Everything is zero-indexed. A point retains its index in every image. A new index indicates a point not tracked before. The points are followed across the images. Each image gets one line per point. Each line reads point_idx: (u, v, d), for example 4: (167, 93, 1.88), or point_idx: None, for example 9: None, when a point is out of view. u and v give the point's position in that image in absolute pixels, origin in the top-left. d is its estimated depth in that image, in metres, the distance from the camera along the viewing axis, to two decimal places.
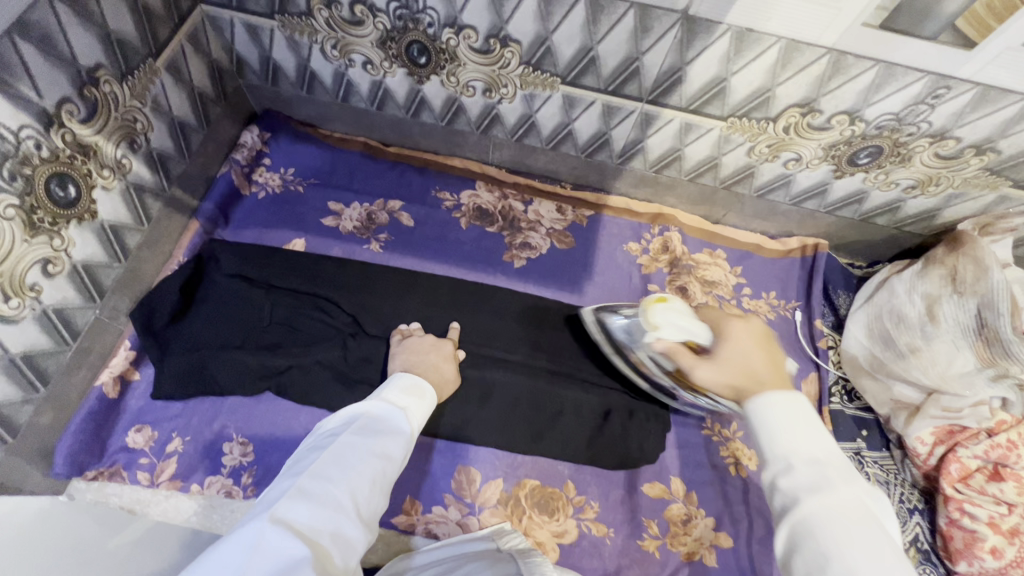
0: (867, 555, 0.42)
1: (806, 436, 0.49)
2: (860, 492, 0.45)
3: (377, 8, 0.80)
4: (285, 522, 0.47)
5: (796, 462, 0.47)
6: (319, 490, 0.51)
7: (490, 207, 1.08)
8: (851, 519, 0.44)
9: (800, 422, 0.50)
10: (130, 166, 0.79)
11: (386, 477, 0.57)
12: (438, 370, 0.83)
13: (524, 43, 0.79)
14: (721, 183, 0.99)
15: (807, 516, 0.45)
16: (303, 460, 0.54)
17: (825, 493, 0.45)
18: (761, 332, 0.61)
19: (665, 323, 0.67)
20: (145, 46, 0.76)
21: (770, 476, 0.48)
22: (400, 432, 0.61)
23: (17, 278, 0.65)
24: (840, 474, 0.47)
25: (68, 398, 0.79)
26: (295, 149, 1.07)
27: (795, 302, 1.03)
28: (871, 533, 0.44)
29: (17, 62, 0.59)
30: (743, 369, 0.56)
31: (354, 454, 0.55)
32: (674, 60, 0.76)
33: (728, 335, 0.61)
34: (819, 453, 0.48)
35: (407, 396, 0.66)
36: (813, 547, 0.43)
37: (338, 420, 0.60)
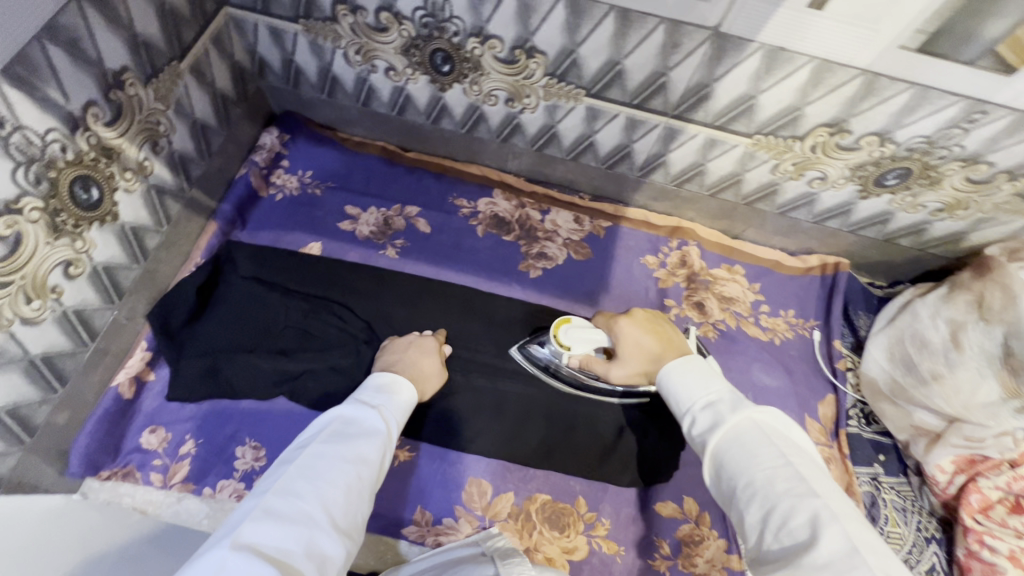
0: (756, 462, 0.52)
1: (699, 386, 0.63)
2: (745, 414, 0.56)
3: (403, 16, 0.79)
4: (250, 546, 0.47)
5: (696, 410, 0.61)
6: (286, 508, 0.51)
7: (507, 215, 1.07)
8: (741, 436, 0.55)
9: (690, 374, 0.65)
10: (152, 168, 0.79)
11: (362, 482, 0.57)
12: (416, 366, 0.82)
13: (550, 55, 0.78)
14: (742, 199, 0.98)
15: (713, 449, 0.56)
16: (270, 477, 0.54)
17: (720, 426, 0.57)
18: (642, 316, 0.78)
19: (573, 341, 0.83)
20: (170, 49, 0.76)
21: (688, 429, 0.62)
22: (373, 434, 0.62)
23: (39, 280, 0.65)
24: (729, 405, 0.59)
25: (85, 398, 0.80)
26: (314, 152, 1.07)
27: (814, 321, 1.02)
28: (762, 442, 0.53)
29: (46, 66, 0.59)
30: (636, 354, 0.76)
31: (323, 462, 0.56)
32: (702, 76, 0.75)
33: (620, 335, 0.78)
34: (714, 394, 0.61)
35: (380, 393, 0.70)
36: (723, 472, 0.55)
37: (310, 430, 0.61)
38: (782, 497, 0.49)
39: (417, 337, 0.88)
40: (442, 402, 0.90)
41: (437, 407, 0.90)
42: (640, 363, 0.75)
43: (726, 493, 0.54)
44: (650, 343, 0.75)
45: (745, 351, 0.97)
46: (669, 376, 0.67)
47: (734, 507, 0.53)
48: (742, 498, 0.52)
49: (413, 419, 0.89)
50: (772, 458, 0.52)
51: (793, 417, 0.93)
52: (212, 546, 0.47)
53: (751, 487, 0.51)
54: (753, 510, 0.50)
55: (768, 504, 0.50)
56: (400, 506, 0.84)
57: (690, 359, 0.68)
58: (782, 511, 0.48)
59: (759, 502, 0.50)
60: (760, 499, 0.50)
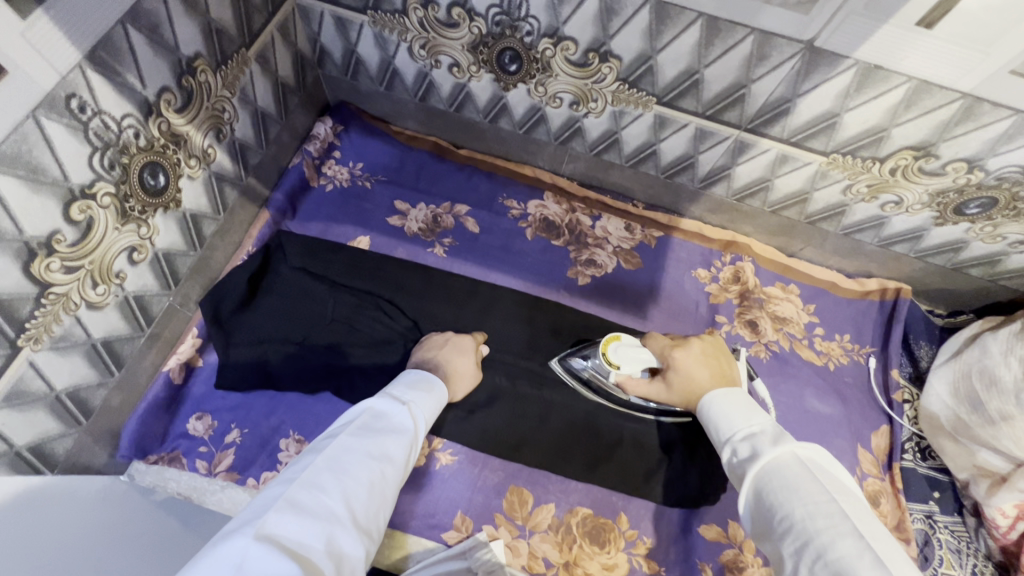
0: (799, 494, 0.47)
1: (741, 418, 0.60)
2: (786, 447, 0.52)
3: (476, 12, 0.77)
4: (273, 537, 0.44)
5: (736, 440, 0.58)
6: (310, 499, 0.49)
7: (557, 219, 1.05)
8: (780, 467, 0.51)
9: (733, 406, 0.63)
10: (214, 155, 0.78)
11: (384, 479, 0.55)
12: (452, 364, 0.82)
13: (625, 60, 0.76)
14: (805, 217, 0.95)
15: (750, 478, 0.53)
16: (296, 465, 0.52)
17: (759, 456, 0.53)
18: (700, 351, 0.74)
19: (623, 359, 0.77)
20: (240, 36, 0.75)
21: (727, 462, 0.59)
22: (399, 432, 0.61)
23: (106, 265, 0.64)
24: (770, 439, 0.55)
25: (137, 381, 0.80)
26: (365, 144, 1.06)
27: (870, 347, 0.98)
28: (804, 476, 0.49)
29: (127, 51, 0.58)
30: (683, 384, 0.72)
31: (350, 456, 0.54)
32: (785, 90, 0.72)
33: (674, 364, 0.74)
34: (756, 427, 0.58)
35: (412, 390, 0.68)
36: (760, 502, 0.50)
37: (339, 420, 0.59)
38: (820, 531, 0.44)
39: (454, 333, 0.88)
40: (487, 407, 0.89)
41: (481, 412, 0.89)
42: (685, 394, 0.72)
43: (762, 525, 0.50)
44: (702, 378, 0.71)
45: (798, 375, 0.94)
46: (711, 403, 0.65)
47: (770, 539, 0.49)
48: (778, 529, 0.47)
49: (457, 422, 0.88)
50: (814, 491, 0.47)
51: (846, 446, 0.90)
52: (231, 533, 0.44)
53: (788, 519, 0.47)
54: (789, 543, 0.46)
55: (805, 536, 0.45)
56: (439, 509, 0.83)
57: (733, 392, 0.65)
58: (819, 544, 0.43)
59: (796, 535, 0.45)
60: (797, 531, 0.46)
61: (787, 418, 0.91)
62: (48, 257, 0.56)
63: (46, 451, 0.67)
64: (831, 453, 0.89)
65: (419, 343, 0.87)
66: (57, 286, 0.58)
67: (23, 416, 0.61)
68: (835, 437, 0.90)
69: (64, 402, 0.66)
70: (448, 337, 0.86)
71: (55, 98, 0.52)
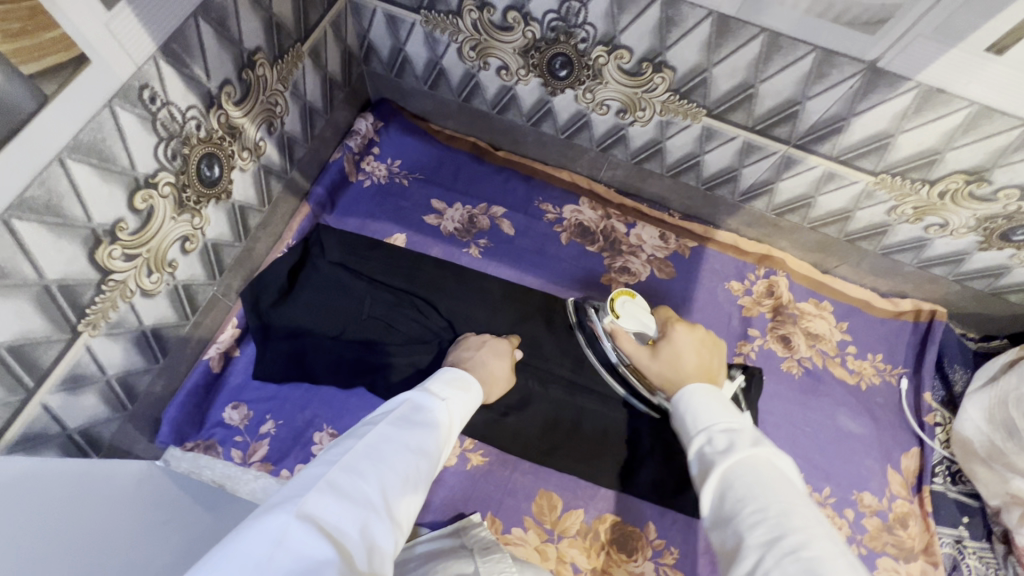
0: (777, 494, 0.49)
1: (718, 413, 0.60)
2: (764, 449, 0.54)
3: (532, 17, 0.76)
4: (314, 518, 0.44)
5: (712, 430, 0.58)
6: (350, 484, 0.48)
7: (592, 225, 1.05)
8: (756, 465, 0.52)
9: (712, 401, 0.62)
10: (264, 148, 0.79)
11: (420, 474, 0.54)
12: (486, 367, 0.81)
13: (679, 71, 0.75)
14: (845, 235, 0.95)
15: (722, 469, 0.53)
16: (337, 449, 0.52)
17: (735, 451, 0.54)
18: (699, 337, 0.75)
19: (626, 313, 0.80)
20: (297, 31, 0.75)
21: (695, 450, 0.58)
22: (438, 428, 0.60)
23: (161, 254, 0.65)
24: (749, 438, 0.56)
25: (178, 367, 0.80)
26: (404, 141, 1.07)
27: (902, 368, 0.98)
28: (780, 480, 0.51)
29: (196, 43, 0.58)
30: (670, 362, 0.73)
31: (388, 445, 0.53)
32: (841, 109, 0.72)
33: (672, 339, 0.74)
34: (733, 422, 0.59)
35: (450, 387, 0.67)
36: (728, 494, 0.51)
37: (379, 410, 0.59)
38: (796, 531, 0.46)
39: (490, 336, 0.88)
40: (520, 410, 0.90)
41: (514, 415, 0.89)
42: (667, 371, 0.72)
43: (725, 515, 0.51)
44: (690, 360, 0.71)
45: (830, 393, 0.94)
46: (689, 395, 0.63)
47: (731, 529, 0.49)
48: (745, 522, 0.48)
49: (488, 424, 0.88)
50: (790, 496, 0.49)
51: (877, 467, 0.90)
52: (275, 509, 0.43)
53: (760, 515, 0.48)
54: (757, 534, 0.47)
55: (777, 532, 0.46)
56: (470, 508, 0.83)
57: (713, 389, 0.65)
58: (791, 544, 0.45)
59: (768, 527, 0.47)
60: (770, 526, 0.47)
61: (817, 435, 0.91)
62: (111, 244, 0.57)
63: (93, 435, 0.67)
64: (861, 472, 0.89)
65: (456, 343, 0.87)
66: (117, 273, 0.59)
67: (79, 401, 0.62)
68: (865, 457, 0.90)
69: (114, 388, 0.67)
70: (485, 338, 0.86)
71: (130, 88, 0.52)
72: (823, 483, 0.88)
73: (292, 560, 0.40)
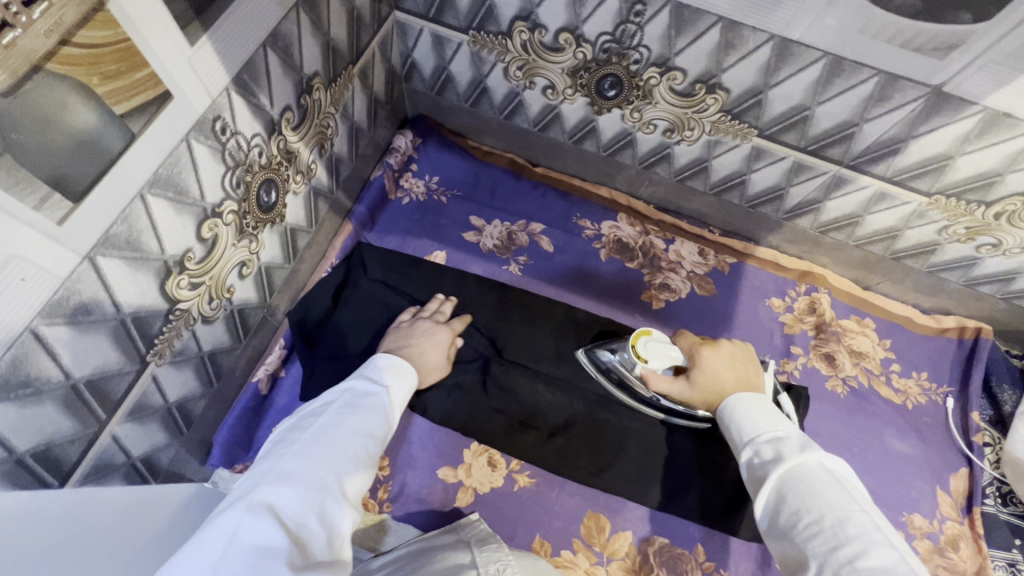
0: (830, 502, 0.50)
1: (766, 422, 0.61)
2: (813, 454, 0.54)
3: (585, 39, 0.76)
4: (265, 510, 0.46)
5: (759, 442, 0.59)
6: (297, 473, 0.51)
7: (631, 242, 1.04)
8: (807, 473, 0.53)
9: (757, 410, 0.63)
10: (315, 171, 0.78)
11: (369, 456, 0.58)
12: (423, 357, 0.82)
13: (733, 93, 0.75)
14: (891, 253, 0.94)
15: (775, 481, 0.55)
16: (283, 443, 0.55)
17: (784, 461, 0.55)
18: (728, 353, 0.75)
19: (652, 355, 0.77)
20: (350, 54, 0.75)
21: (746, 464, 0.60)
22: (381, 413, 0.63)
23: (221, 280, 0.65)
24: (797, 445, 0.57)
25: (229, 390, 0.80)
26: (442, 158, 1.07)
27: (947, 387, 0.97)
28: (831, 485, 0.52)
29: (263, 72, 0.58)
30: (709, 388, 0.72)
31: (335, 431, 0.57)
32: (899, 131, 0.71)
33: (703, 365, 0.74)
34: (781, 432, 0.60)
35: (388, 371, 0.70)
36: (783, 505, 0.53)
37: (321, 402, 0.62)
38: (852, 540, 0.47)
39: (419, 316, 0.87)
40: (565, 430, 0.89)
41: (561, 436, 0.89)
42: (712, 396, 0.72)
43: (781, 525, 0.52)
44: (729, 381, 0.71)
45: (877, 413, 0.93)
46: (733, 406, 0.65)
47: (791, 540, 0.51)
48: (803, 533, 0.50)
49: (534, 444, 0.88)
50: (845, 501, 0.50)
51: (926, 488, 0.89)
52: (224, 509, 0.46)
53: (817, 526, 0.49)
54: (816, 545, 0.49)
55: (834, 543, 0.48)
56: (519, 531, 0.83)
57: (758, 397, 0.66)
58: (851, 552, 0.46)
59: (825, 538, 0.48)
60: (827, 537, 0.48)
61: (865, 455, 0.90)
62: (179, 274, 0.57)
63: (154, 461, 0.67)
64: (911, 493, 0.88)
65: (390, 328, 0.86)
66: (182, 302, 0.59)
67: (143, 428, 0.62)
68: (915, 478, 0.89)
69: (173, 414, 0.66)
70: (425, 325, 0.85)
71: (204, 121, 0.52)
72: None
73: (243, 552, 0.42)
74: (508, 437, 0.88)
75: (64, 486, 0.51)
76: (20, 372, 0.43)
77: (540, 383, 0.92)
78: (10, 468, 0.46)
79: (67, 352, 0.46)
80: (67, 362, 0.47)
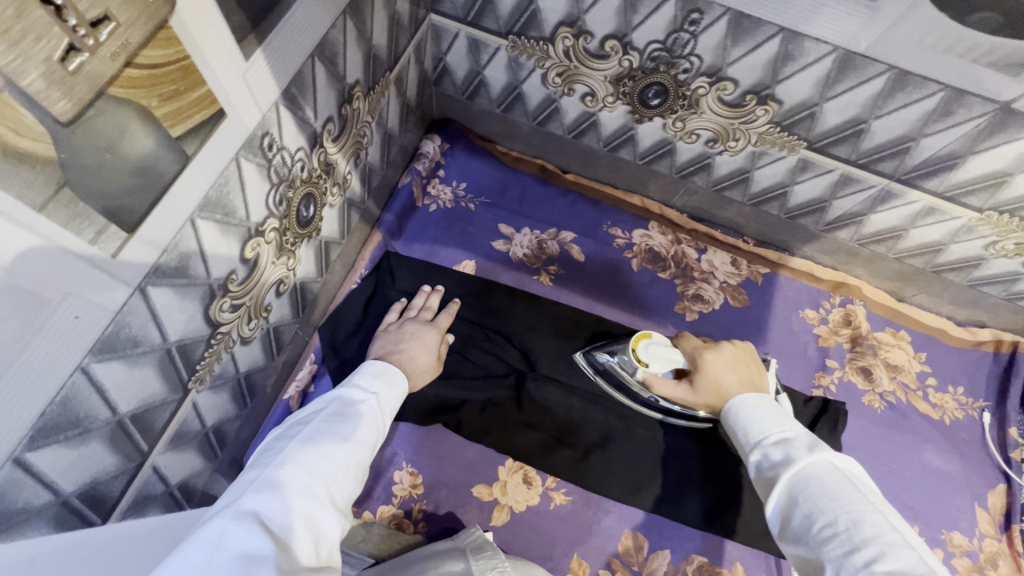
0: (843, 502, 0.47)
1: (773, 423, 0.58)
2: (822, 454, 0.51)
3: (633, 47, 0.73)
4: (253, 515, 0.43)
5: (767, 444, 0.56)
6: (287, 479, 0.47)
7: (663, 251, 1.02)
8: (817, 473, 0.50)
9: (766, 411, 0.60)
10: (350, 181, 0.76)
11: (359, 463, 0.55)
12: (412, 360, 0.78)
13: (786, 104, 0.72)
14: (931, 266, 0.92)
15: (784, 483, 0.51)
16: (270, 451, 0.51)
17: (793, 462, 0.52)
18: (730, 355, 0.72)
19: (654, 358, 0.74)
20: (388, 60, 0.72)
21: (755, 466, 0.56)
22: (371, 420, 0.60)
23: (260, 300, 0.62)
24: (805, 445, 0.54)
25: (260, 408, 0.78)
26: (469, 164, 1.04)
27: (984, 401, 0.95)
28: (843, 485, 0.48)
29: (310, 83, 0.55)
30: (712, 390, 0.69)
31: (323, 437, 0.53)
32: (959, 147, 0.69)
33: (705, 367, 0.71)
34: (788, 432, 0.57)
35: (377, 379, 0.67)
36: (794, 507, 0.49)
37: (308, 411, 0.59)
38: (869, 541, 0.43)
39: (405, 317, 0.84)
40: (602, 447, 0.87)
41: (598, 453, 0.87)
42: (716, 400, 0.68)
43: (794, 531, 0.49)
44: (732, 383, 0.68)
45: (915, 428, 0.92)
46: (738, 408, 0.63)
47: (806, 546, 0.47)
48: (817, 537, 0.46)
49: (569, 462, 0.86)
50: (858, 501, 0.46)
51: (966, 506, 0.88)
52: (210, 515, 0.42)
53: (830, 529, 0.46)
54: (831, 548, 0.45)
55: (850, 545, 0.44)
56: (558, 551, 0.81)
57: (762, 398, 0.63)
58: (868, 556, 0.42)
59: (839, 540, 0.45)
60: (842, 539, 0.45)
61: (903, 471, 0.90)
62: (222, 298, 0.54)
63: (189, 486, 0.64)
64: (949, 510, 0.87)
65: (378, 331, 0.83)
66: (224, 325, 0.56)
67: (180, 456, 0.59)
68: (954, 495, 0.88)
69: (210, 439, 0.64)
70: (412, 327, 0.83)
71: (253, 138, 0.49)
72: (911, 522, 0.86)
73: (230, 559, 0.39)
74: (544, 454, 0.86)
75: (107, 523, 0.49)
76: (69, 414, 0.40)
77: (574, 397, 0.90)
78: (56, 509, 0.43)
79: (114, 388, 0.44)
80: (113, 397, 0.44)
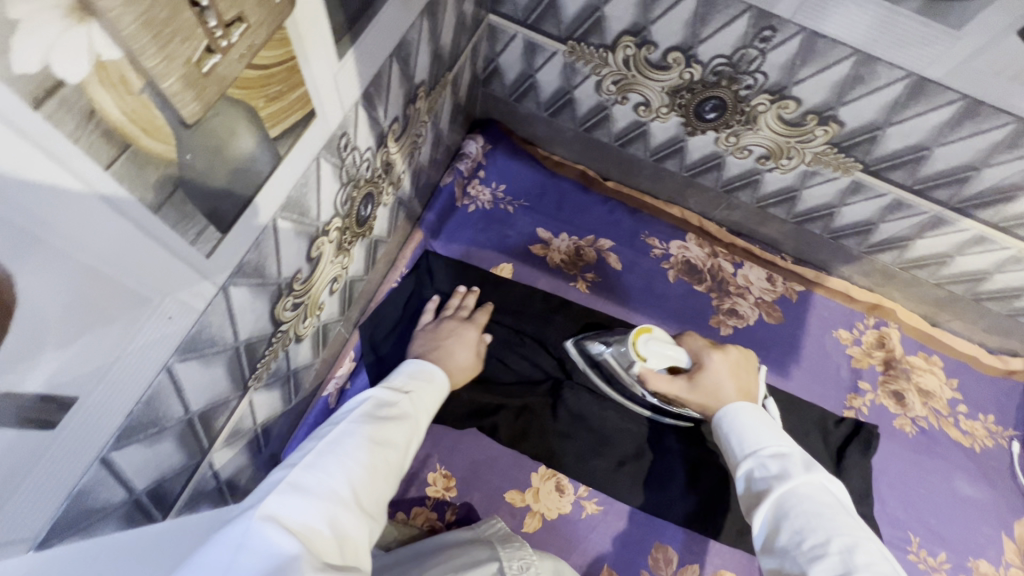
0: (838, 525, 0.45)
1: (767, 436, 0.56)
2: (819, 476, 0.50)
3: (696, 60, 0.72)
4: (280, 514, 0.41)
5: (762, 455, 0.54)
6: (314, 481, 0.45)
7: (699, 263, 1.01)
8: (812, 493, 0.49)
9: (761, 424, 0.58)
10: (403, 180, 0.75)
11: (388, 465, 0.51)
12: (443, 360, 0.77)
13: (848, 126, 0.72)
14: (971, 293, 0.92)
15: (776, 498, 0.50)
16: (298, 453, 0.49)
17: (788, 477, 0.50)
18: (736, 360, 0.71)
19: (653, 355, 0.71)
20: (449, 60, 0.71)
21: (745, 477, 0.54)
22: (405, 421, 0.57)
23: (316, 296, 0.62)
24: (801, 463, 0.52)
25: (300, 405, 0.77)
26: (509, 166, 1.03)
27: (1013, 430, 0.95)
28: (838, 509, 0.47)
29: (385, 83, 0.54)
30: (708, 390, 0.68)
31: (351, 438, 0.51)
32: (1020, 178, 0.68)
33: (708, 366, 0.69)
34: (784, 447, 0.55)
35: (411, 379, 0.64)
36: (785, 524, 0.48)
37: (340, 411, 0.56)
38: (862, 567, 0.42)
39: (442, 317, 0.84)
40: (636, 460, 0.86)
41: (631, 464, 0.86)
42: (709, 401, 0.67)
43: (781, 546, 0.47)
44: (730, 387, 0.66)
45: (944, 454, 0.92)
46: (735, 414, 0.60)
47: (792, 562, 0.45)
48: (807, 555, 0.45)
49: (601, 472, 0.85)
50: (852, 527, 0.46)
51: (993, 535, 0.88)
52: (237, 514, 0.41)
53: (822, 549, 0.45)
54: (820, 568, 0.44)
55: (842, 567, 0.43)
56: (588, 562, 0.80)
57: (757, 410, 0.60)
58: None
59: (831, 561, 0.43)
60: (834, 560, 0.43)
61: (932, 497, 0.90)
62: (287, 296, 0.53)
63: (234, 482, 0.64)
64: (977, 539, 0.87)
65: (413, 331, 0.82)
66: (285, 323, 0.56)
67: (233, 452, 0.59)
68: (982, 524, 0.88)
69: (258, 435, 0.63)
70: (446, 327, 0.82)
71: (333, 138, 0.48)
72: (938, 547, 0.86)
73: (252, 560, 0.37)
74: (577, 463, 0.85)
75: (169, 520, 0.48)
76: (150, 413, 0.40)
77: (609, 407, 0.89)
78: (127, 507, 0.43)
79: (190, 387, 0.43)
80: (188, 395, 0.44)
